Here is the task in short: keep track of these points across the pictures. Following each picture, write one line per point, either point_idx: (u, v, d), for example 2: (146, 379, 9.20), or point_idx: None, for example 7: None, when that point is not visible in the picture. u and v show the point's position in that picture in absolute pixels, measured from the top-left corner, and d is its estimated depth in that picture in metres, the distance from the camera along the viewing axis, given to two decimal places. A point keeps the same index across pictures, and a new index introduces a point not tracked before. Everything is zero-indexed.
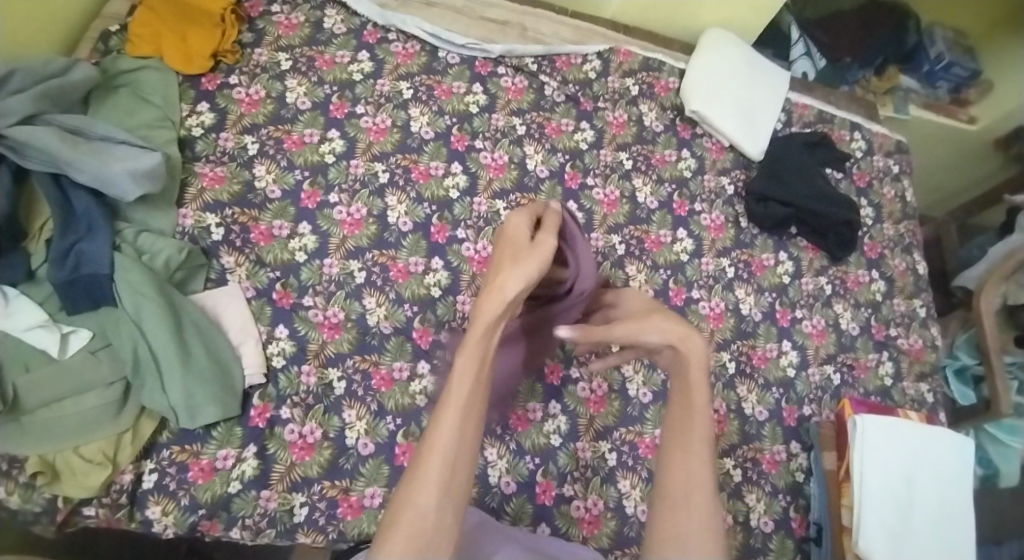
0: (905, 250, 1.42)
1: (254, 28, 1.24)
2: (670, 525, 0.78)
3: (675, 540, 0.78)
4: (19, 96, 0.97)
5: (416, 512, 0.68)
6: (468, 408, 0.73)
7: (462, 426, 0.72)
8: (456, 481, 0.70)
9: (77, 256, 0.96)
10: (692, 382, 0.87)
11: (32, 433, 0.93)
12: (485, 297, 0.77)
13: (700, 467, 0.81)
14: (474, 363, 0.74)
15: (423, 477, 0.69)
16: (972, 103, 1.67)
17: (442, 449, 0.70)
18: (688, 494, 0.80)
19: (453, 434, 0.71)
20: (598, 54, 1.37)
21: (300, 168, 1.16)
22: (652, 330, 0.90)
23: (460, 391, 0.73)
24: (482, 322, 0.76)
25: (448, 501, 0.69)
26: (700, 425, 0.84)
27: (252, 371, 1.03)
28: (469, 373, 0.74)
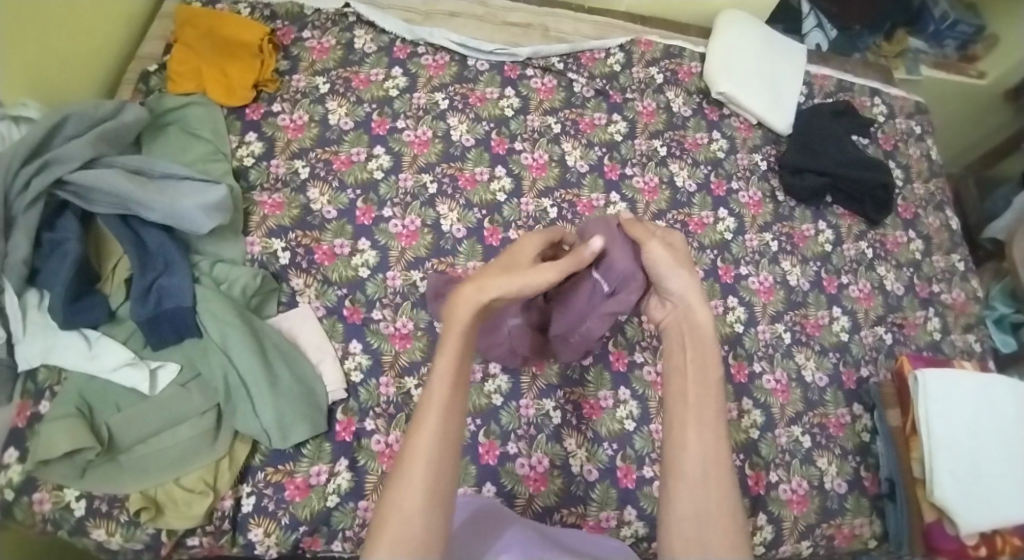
0: (937, 208, 1.46)
1: (288, 55, 1.26)
2: (691, 509, 0.78)
3: (696, 537, 0.77)
4: (76, 141, 0.97)
5: (401, 513, 0.71)
6: (447, 411, 0.75)
7: (442, 427, 0.75)
8: (439, 482, 0.73)
9: (158, 291, 0.99)
10: (703, 354, 0.87)
11: (132, 469, 0.94)
12: (465, 296, 0.80)
13: (709, 454, 0.80)
14: (452, 374, 0.77)
15: (408, 482, 0.72)
16: (980, 57, 1.72)
17: (426, 450, 0.73)
18: (706, 489, 0.78)
19: (436, 438, 0.74)
20: (620, 47, 1.40)
21: (352, 187, 1.18)
22: (674, 278, 0.91)
23: (437, 396, 0.76)
24: (456, 328, 0.79)
25: (433, 505, 0.72)
26: (704, 403, 0.84)
27: (334, 387, 1.05)
28: (453, 379, 0.77)
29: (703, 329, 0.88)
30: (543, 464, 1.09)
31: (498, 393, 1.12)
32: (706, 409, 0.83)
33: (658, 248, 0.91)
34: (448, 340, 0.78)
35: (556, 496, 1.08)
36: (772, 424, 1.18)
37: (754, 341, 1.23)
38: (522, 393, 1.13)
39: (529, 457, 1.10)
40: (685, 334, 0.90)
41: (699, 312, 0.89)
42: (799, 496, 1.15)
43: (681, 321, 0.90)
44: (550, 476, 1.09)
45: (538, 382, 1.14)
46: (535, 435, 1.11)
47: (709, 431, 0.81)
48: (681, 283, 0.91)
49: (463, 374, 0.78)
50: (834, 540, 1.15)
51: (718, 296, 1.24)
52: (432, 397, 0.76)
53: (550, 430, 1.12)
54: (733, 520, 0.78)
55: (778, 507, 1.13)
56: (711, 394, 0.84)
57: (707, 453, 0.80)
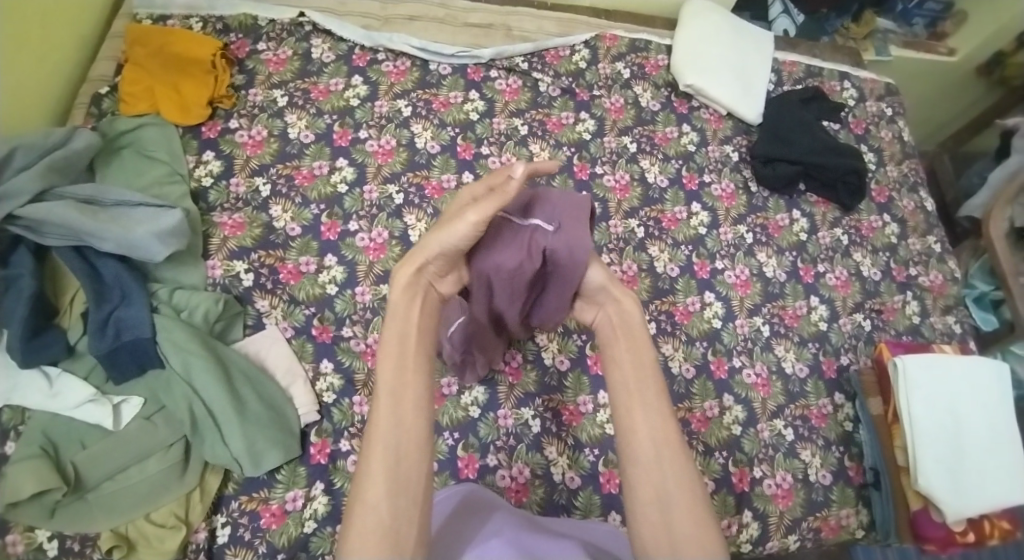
0: (911, 189, 1.45)
1: (243, 69, 1.23)
2: (652, 493, 0.70)
3: (667, 532, 0.69)
4: (25, 174, 0.94)
5: (366, 506, 0.66)
6: (398, 395, 0.70)
7: (397, 412, 0.69)
8: (403, 468, 0.68)
9: (116, 324, 0.96)
10: (636, 341, 0.78)
11: (101, 507, 0.92)
12: (399, 272, 0.75)
13: (660, 430, 0.72)
14: (398, 355, 0.72)
15: (369, 475, 0.67)
16: (949, 35, 1.71)
17: (384, 438, 0.68)
18: (662, 468, 0.71)
19: (391, 426, 0.69)
20: (585, 43, 1.38)
21: (316, 202, 1.16)
22: (590, 279, 0.82)
23: (383, 380, 0.71)
24: (397, 308, 0.74)
25: (399, 494, 0.67)
26: (645, 382, 0.75)
27: (306, 409, 1.03)
28: (402, 360, 0.72)
29: (630, 315, 0.80)
30: (524, 474, 1.08)
31: (476, 405, 1.11)
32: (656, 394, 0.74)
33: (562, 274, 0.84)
34: (387, 321, 0.73)
35: (539, 506, 1.07)
36: (754, 420, 1.17)
37: (733, 335, 1.22)
38: (500, 403, 1.12)
39: (509, 468, 1.08)
40: (610, 319, 0.81)
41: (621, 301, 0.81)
42: (783, 491, 1.14)
43: (606, 313, 0.82)
44: (531, 486, 1.08)
45: (515, 392, 1.13)
46: (515, 446, 1.09)
47: (657, 412, 0.73)
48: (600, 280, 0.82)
49: (413, 351, 0.72)
50: (821, 532, 1.14)
51: (695, 293, 1.23)
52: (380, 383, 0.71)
53: (530, 439, 1.10)
54: (701, 506, 0.70)
55: (763, 503, 1.12)
56: (651, 375, 0.76)
57: (655, 433, 0.72)
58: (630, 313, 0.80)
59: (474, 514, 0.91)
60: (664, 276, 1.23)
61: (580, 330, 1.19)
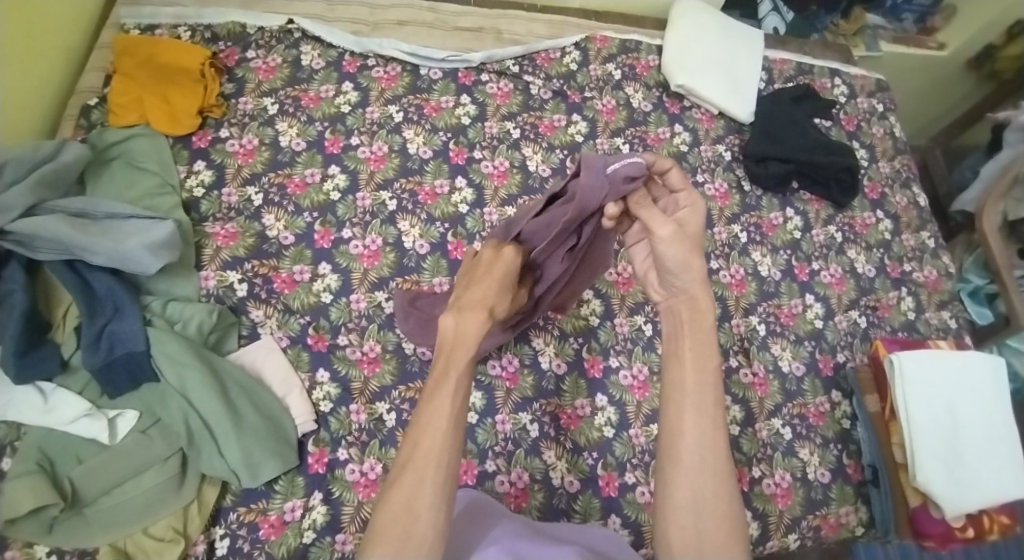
0: (904, 185, 1.45)
1: (233, 77, 1.22)
2: (687, 494, 0.73)
3: (694, 534, 0.72)
4: (15, 189, 0.94)
5: (409, 513, 0.68)
6: (456, 420, 0.72)
7: (452, 435, 0.71)
8: (448, 485, 0.70)
9: (109, 338, 0.95)
10: (701, 342, 0.80)
11: (100, 522, 0.91)
12: (478, 314, 0.74)
13: (707, 439, 0.75)
14: (464, 387, 0.73)
15: (415, 489, 0.68)
16: (939, 29, 1.71)
17: (436, 457, 0.70)
18: (702, 465, 0.74)
19: (445, 447, 0.70)
20: (576, 45, 1.38)
21: (308, 210, 1.15)
22: (679, 269, 0.80)
23: (446, 404, 0.71)
24: (471, 345, 0.73)
25: (444, 510, 0.69)
26: (701, 390, 0.77)
27: (303, 419, 1.03)
28: (459, 387, 0.72)
29: (701, 312, 0.81)
30: (523, 479, 1.08)
31: (473, 410, 1.11)
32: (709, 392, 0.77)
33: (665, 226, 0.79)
34: (450, 355, 0.73)
35: (539, 511, 1.06)
36: (752, 419, 1.17)
37: (729, 335, 1.21)
38: (497, 408, 1.11)
39: (508, 474, 1.08)
40: (680, 320, 0.81)
41: (702, 302, 0.81)
42: (782, 490, 1.14)
43: (679, 306, 0.82)
44: (531, 490, 1.07)
45: (512, 396, 1.13)
46: (514, 451, 1.09)
47: (708, 415, 0.76)
48: (688, 272, 0.81)
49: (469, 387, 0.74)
50: (821, 530, 1.14)
51: None
52: (439, 404, 0.71)
53: (528, 443, 1.10)
54: (731, 511, 0.73)
55: (763, 503, 1.12)
56: (711, 379, 0.77)
57: (704, 441, 0.75)
58: (702, 315, 0.81)
59: (472, 519, 0.91)
60: None
61: (576, 333, 1.19)
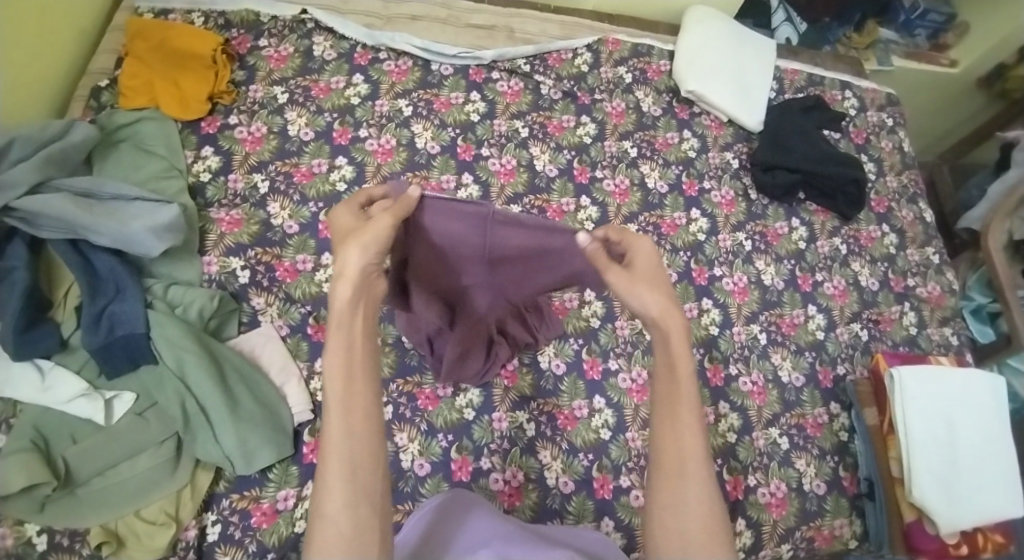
0: (910, 201, 1.45)
1: (244, 65, 1.23)
2: (668, 500, 0.74)
3: (679, 539, 0.73)
4: (22, 166, 0.94)
5: (324, 518, 0.67)
6: (348, 408, 0.70)
7: (348, 427, 0.69)
8: (359, 480, 0.68)
9: (110, 319, 0.95)
10: (672, 356, 0.78)
11: (91, 503, 0.91)
12: (337, 282, 0.73)
13: (686, 446, 0.75)
14: (347, 369, 0.71)
15: (324, 485, 0.68)
16: (951, 46, 1.71)
17: (339, 451, 0.68)
18: (681, 469, 0.74)
19: (343, 435, 0.69)
20: (588, 47, 1.38)
21: (314, 200, 1.15)
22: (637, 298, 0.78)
23: (334, 396, 0.70)
24: (340, 321, 0.72)
25: (359, 505, 0.68)
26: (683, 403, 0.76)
27: (299, 408, 1.02)
28: (340, 370, 0.71)
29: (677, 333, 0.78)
30: (517, 478, 1.07)
31: (470, 407, 1.10)
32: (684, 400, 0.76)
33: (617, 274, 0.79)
34: (331, 331, 0.72)
35: (532, 511, 1.06)
36: (749, 427, 1.16)
37: (730, 343, 1.21)
38: (495, 405, 1.11)
39: (502, 471, 1.07)
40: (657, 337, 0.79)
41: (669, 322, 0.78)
42: (777, 499, 1.13)
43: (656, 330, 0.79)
44: (525, 489, 1.07)
45: (510, 395, 1.12)
46: (509, 449, 1.09)
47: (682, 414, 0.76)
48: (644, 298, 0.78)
49: (358, 363, 0.71)
50: (814, 542, 1.14)
51: (692, 299, 1.23)
52: (328, 398, 0.70)
53: (524, 442, 1.10)
54: (715, 517, 0.73)
55: (757, 512, 1.11)
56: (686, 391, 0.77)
57: (684, 449, 0.75)
58: (673, 329, 0.78)
59: (462, 519, 0.90)
60: None
61: (577, 334, 1.18)
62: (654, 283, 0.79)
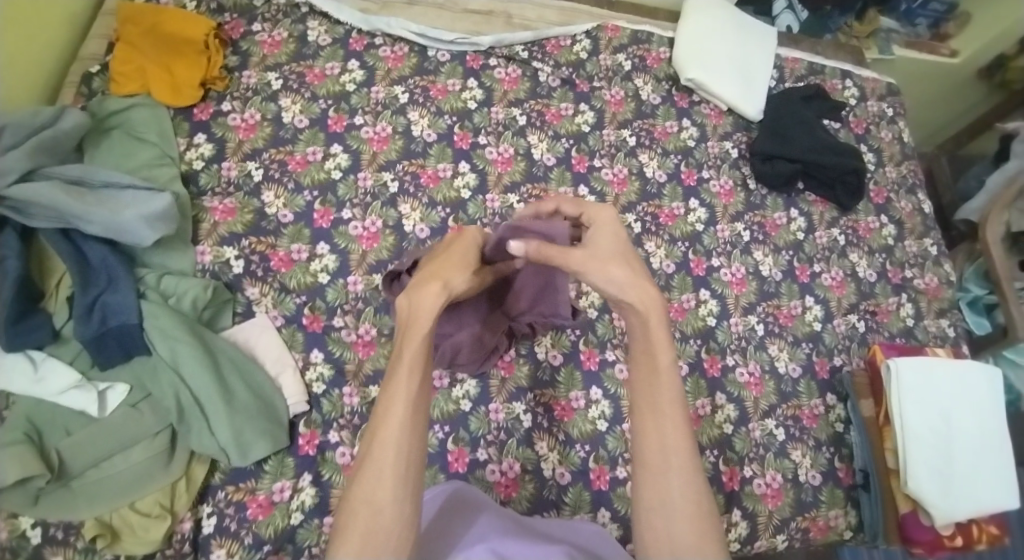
0: (909, 191, 1.44)
1: (237, 50, 1.20)
2: (654, 497, 0.73)
3: (665, 536, 0.72)
4: (12, 153, 0.92)
5: (371, 506, 0.67)
6: (416, 405, 0.71)
7: (412, 423, 0.70)
8: (410, 475, 0.69)
9: (102, 309, 0.94)
10: (652, 346, 0.78)
11: (85, 495, 0.90)
12: (429, 289, 0.76)
13: (670, 440, 0.75)
14: (422, 367, 0.72)
15: (376, 472, 0.68)
16: (952, 36, 1.69)
17: (397, 443, 0.69)
18: (666, 462, 0.74)
19: (403, 429, 0.69)
20: (587, 33, 1.36)
21: (309, 189, 1.14)
22: (610, 281, 0.79)
23: (404, 388, 0.71)
24: (428, 320, 0.74)
25: (404, 500, 0.68)
26: (661, 396, 0.77)
27: (294, 400, 1.02)
28: (413, 368, 0.72)
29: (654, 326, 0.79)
30: (514, 469, 1.07)
31: (467, 398, 1.10)
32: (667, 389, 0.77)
33: (574, 253, 0.81)
34: (412, 333, 0.73)
35: (528, 502, 1.06)
36: (745, 419, 1.16)
37: (727, 334, 1.21)
38: (492, 396, 1.11)
39: (499, 463, 1.07)
40: (636, 329, 0.80)
41: (645, 306, 0.79)
42: (772, 490, 1.13)
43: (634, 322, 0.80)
44: (521, 481, 1.07)
45: (507, 386, 1.12)
46: (506, 440, 1.09)
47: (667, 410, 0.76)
48: (618, 281, 0.79)
49: (428, 369, 0.73)
50: (809, 532, 1.14)
51: (690, 290, 1.22)
52: (396, 388, 0.71)
53: (521, 433, 1.09)
54: (703, 514, 0.73)
55: (752, 503, 1.12)
56: (665, 385, 0.77)
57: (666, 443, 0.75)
58: (652, 316, 0.79)
59: (459, 513, 0.90)
60: (660, 273, 1.22)
61: (574, 325, 1.18)
62: (629, 268, 0.80)
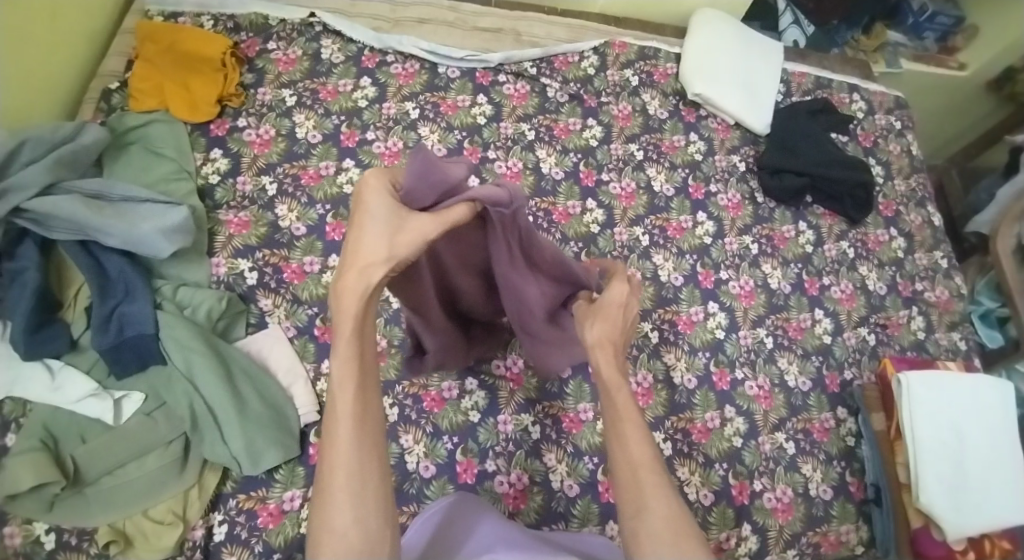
0: (919, 205, 1.44)
1: (253, 68, 1.24)
2: (633, 508, 0.75)
3: (650, 539, 0.73)
4: (32, 168, 0.95)
5: (334, 531, 0.67)
6: (362, 413, 0.71)
7: (360, 435, 0.70)
8: (366, 490, 0.69)
9: (119, 319, 0.96)
10: (606, 380, 0.85)
11: (99, 502, 0.92)
12: (350, 284, 0.71)
13: (636, 453, 0.78)
14: (357, 371, 0.71)
15: (331, 493, 0.68)
16: (960, 49, 1.70)
17: (347, 460, 0.69)
18: (637, 476, 0.77)
19: (352, 445, 0.69)
20: (594, 50, 1.38)
21: (321, 203, 1.16)
22: (585, 330, 0.88)
23: (344, 400, 0.70)
24: (350, 322, 0.71)
25: (366, 516, 0.68)
26: (629, 419, 0.81)
27: (306, 409, 1.03)
28: (352, 377, 0.71)
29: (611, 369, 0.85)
30: (522, 481, 1.08)
31: (476, 409, 1.11)
32: (627, 410, 0.82)
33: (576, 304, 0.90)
34: (343, 335, 0.71)
35: (537, 514, 1.06)
36: (755, 432, 1.16)
37: (736, 346, 1.21)
38: (500, 408, 1.11)
39: (508, 474, 1.08)
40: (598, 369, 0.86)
41: (604, 350, 0.87)
42: (783, 504, 1.13)
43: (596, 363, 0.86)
44: (530, 492, 1.07)
45: (515, 397, 1.13)
46: (514, 452, 1.09)
47: (632, 430, 0.80)
48: (588, 328, 0.88)
49: (369, 370, 0.72)
50: (820, 547, 1.13)
51: (698, 302, 1.23)
52: (336, 403, 0.70)
53: (529, 445, 1.10)
54: (682, 516, 0.75)
55: (762, 517, 1.11)
56: (628, 414, 0.82)
57: (633, 454, 0.78)
58: (607, 356, 0.86)
59: (466, 523, 0.90)
60: (668, 285, 1.23)
61: None
62: (598, 316, 0.89)
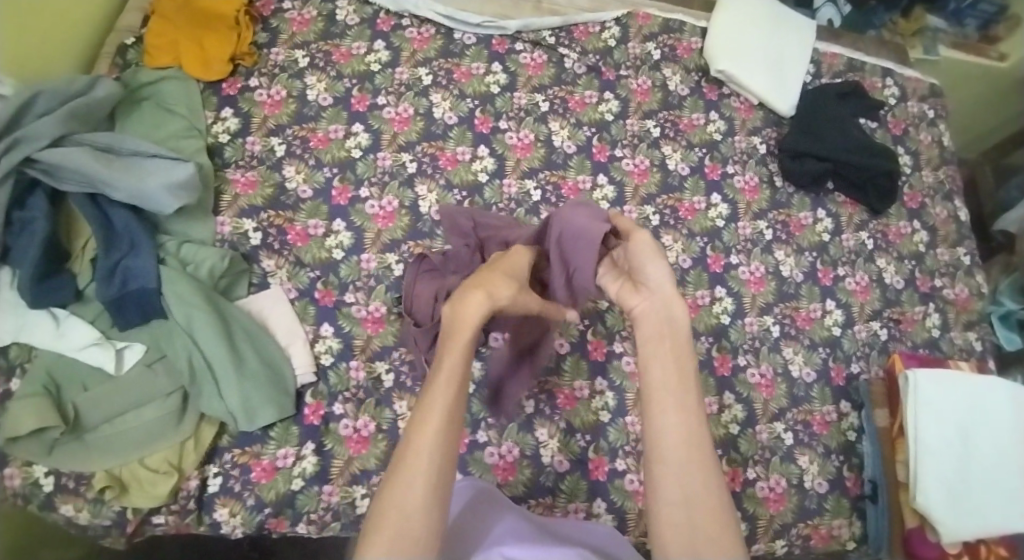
0: (946, 198, 1.38)
1: (267, 27, 1.24)
2: (676, 491, 0.74)
3: (683, 525, 0.72)
4: (46, 119, 0.96)
5: (400, 512, 0.68)
6: (451, 413, 0.74)
7: (445, 432, 0.73)
8: (442, 481, 0.71)
9: (124, 272, 0.98)
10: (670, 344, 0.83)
11: (97, 448, 0.95)
12: (471, 303, 0.79)
13: (686, 433, 0.77)
14: (461, 379, 0.76)
15: (407, 479, 0.70)
16: (1002, 39, 1.62)
17: (430, 453, 0.71)
18: (682, 457, 0.75)
19: (437, 436, 0.72)
20: (617, 20, 1.35)
21: (329, 166, 1.16)
22: (648, 275, 0.88)
23: (441, 399, 0.74)
24: (467, 333, 0.78)
25: (434, 506, 0.70)
26: (681, 389, 0.80)
27: (302, 371, 1.04)
28: (455, 382, 0.75)
29: (679, 338, 0.84)
30: (512, 453, 1.08)
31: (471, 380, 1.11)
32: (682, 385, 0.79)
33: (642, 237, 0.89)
34: (458, 343, 0.77)
35: (525, 487, 1.07)
36: (753, 420, 1.14)
37: (740, 333, 1.19)
38: None
39: (499, 446, 1.08)
40: (652, 330, 0.85)
41: (667, 314, 0.85)
42: (776, 494, 1.11)
43: (653, 326, 0.85)
44: (519, 465, 1.08)
45: None
46: (507, 425, 1.09)
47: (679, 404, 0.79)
48: (654, 271, 0.88)
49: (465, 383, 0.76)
50: (810, 540, 1.12)
51: (705, 286, 1.20)
52: (432, 397, 0.74)
53: (522, 419, 1.10)
54: (721, 506, 0.74)
55: (753, 505, 1.10)
56: (684, 384, 0.80)
57: (677, 428, 0.77)
58: (670, 320, 0.85)
59: (484, 511, 0.91)
60: (674, 268, 1.20)
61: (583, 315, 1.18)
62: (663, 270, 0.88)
